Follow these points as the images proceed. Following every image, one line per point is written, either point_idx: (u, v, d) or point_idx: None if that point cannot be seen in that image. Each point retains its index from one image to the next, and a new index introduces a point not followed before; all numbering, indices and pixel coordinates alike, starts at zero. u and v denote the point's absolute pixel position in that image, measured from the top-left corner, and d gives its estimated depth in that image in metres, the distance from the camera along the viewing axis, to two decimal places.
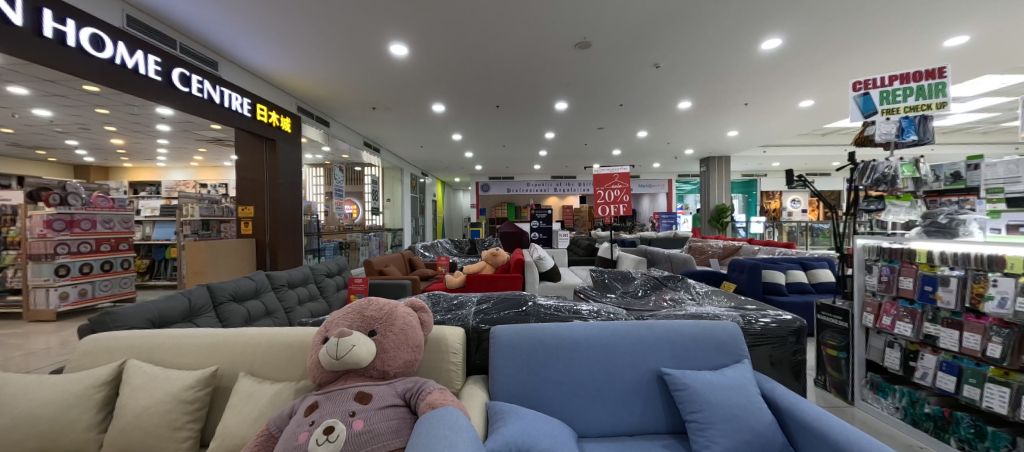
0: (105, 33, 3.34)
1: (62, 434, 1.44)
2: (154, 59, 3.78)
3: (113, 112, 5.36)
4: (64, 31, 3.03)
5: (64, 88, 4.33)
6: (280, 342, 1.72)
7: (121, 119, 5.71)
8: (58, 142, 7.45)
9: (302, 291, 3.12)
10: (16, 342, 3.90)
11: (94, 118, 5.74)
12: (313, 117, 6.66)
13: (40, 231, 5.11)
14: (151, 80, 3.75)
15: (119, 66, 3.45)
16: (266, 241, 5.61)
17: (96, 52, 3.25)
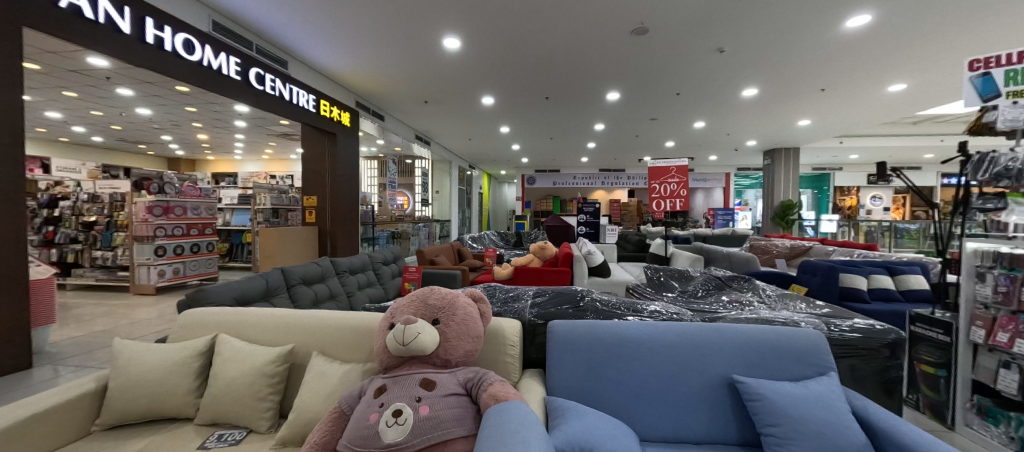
0: (195, 37, 3.69)
1: (166, 397, 1.62)
2: (234, 60, 4.11)
3: (200, 110, 5.96)
4: (162, 37, 3.38)
5: (160, 89, 4.87)
6: (350, 326, 1.81)
7: (206, 116, 6.34)
8: (155, 137, 8.43)
9: (361, 277, 3.28)
10: (123, 312, 4.49)
11: (183, 116, 6.41)
12: (370, 112, 6.99)
13: (143, 215, 5.75)
14: (232, 79, 4.09)
15: (206, 68, 3.81)
16: (327, 229, 5.99)
17: (188, 55, 3.61)
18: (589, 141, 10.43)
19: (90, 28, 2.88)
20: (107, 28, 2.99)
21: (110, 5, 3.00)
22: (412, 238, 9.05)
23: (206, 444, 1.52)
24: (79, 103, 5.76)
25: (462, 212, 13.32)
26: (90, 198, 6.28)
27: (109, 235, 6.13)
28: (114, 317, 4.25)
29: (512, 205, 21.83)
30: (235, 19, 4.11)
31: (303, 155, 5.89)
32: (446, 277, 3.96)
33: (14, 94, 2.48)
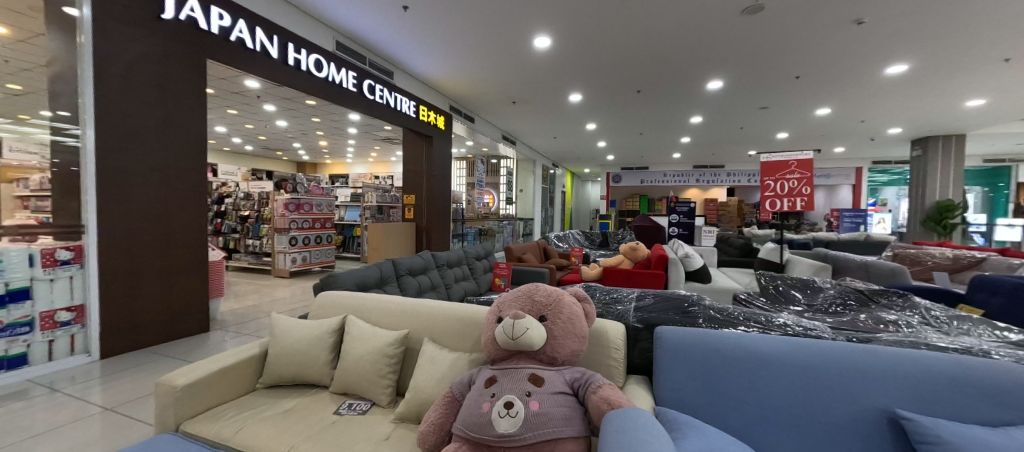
0: (323, 57, 4.28)
1: (310, 365, 1.87)
2: (352, 74, 4.68)
3: (323, 120, 6.93)
4: (299, 59, 3.99)
5: (295, 103, 5.78)
6: (457, 317, 1.92)
7: (327, 124, 7.36)
8: (289, 145, 10.05)
9: (458, 270, 3.47)
10: (269, 290, 5.44)
11: (311, 125, 7.52)
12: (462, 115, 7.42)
13: (281, 212, 6.84)
14: (349, 91, 4.66)
15: (331, 82, 4.40)
16: (423, 225, 6.50)
17: (317, 72, 4.21)
18: (683, 136, 9.69)
19: (250, 56, 3.51)
20: (261, 55, 3.62)
21: (264, 36, 3.63)
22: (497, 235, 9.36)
23: (340, 411, 1.71)
24: (239, 119, 7.13)
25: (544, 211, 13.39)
26: (245, 196, 7.72)
27: (258, 227, 7.41)
28: (263, 294, 5.16)
29: (593, 204, 21.34)
30: (354, 38, 4.67)
31: (404, 156, 6.45)
32: (537, 274, 4.02)
33: (199, 112, 3.13)
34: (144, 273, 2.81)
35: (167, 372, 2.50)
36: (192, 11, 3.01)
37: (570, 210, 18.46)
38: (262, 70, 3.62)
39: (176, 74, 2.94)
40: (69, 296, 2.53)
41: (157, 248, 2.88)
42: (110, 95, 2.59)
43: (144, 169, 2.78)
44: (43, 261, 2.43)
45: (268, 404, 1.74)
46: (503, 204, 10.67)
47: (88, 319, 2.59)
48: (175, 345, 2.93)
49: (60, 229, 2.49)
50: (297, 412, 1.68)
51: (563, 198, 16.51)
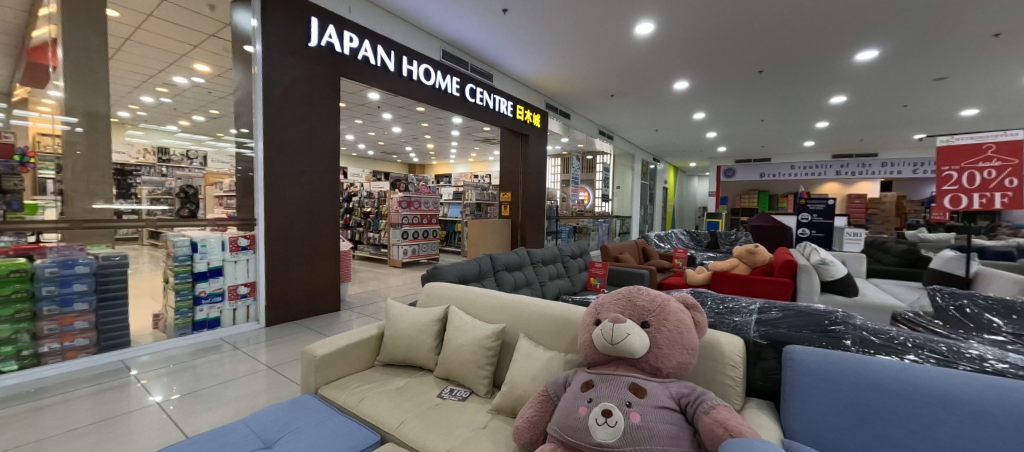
0: (432, 66, 4.68)
1: (416, 349, 2.02)
2: (456, 80, 5.04)
3: (431, 124, 7.61)
4: (411, 69, 4.41)
5: (408, 111, 6.48)
6: (550, 317, 1.90)
7: (434, 129, 8.08)
8: (403, 149, 11.36)
9: (552, 268, 3.43)
10: (386, 277, 6.23)
11: (420, 130, 8.34)
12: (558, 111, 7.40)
13: (395, 208, 7.69)
14: (453, 96, 5.01)
15: (437, 89, 4.79)
16: (518, 222, 6.70)
17: (426, 81, 4.62)
18: (819, 121, 8.14)
19: (373, 71, 4.00)
20: (383, 70, 4.12)
21: (385, 53, 4.11)
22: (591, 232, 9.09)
23: (443, 395, 1.83)
24: (365, 128, 8.30)
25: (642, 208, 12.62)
26: (368, 195, 8.94)
27: (378, 222, 8.50)
28: (381, 281, 5.93)
29: (700, 201, 19.35)
30: (458, 46, 5.00)
31: (502, 155, 6.69)
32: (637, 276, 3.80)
33: (334, 123, 3.68)
34: (295, 258, 3.44)
35: (310, 342, 3.02)
36: (330, 37, 3.56)
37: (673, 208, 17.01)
38: (383, 83, 4.10)
39: (318, 92, 3.52)
40: (244, 275, 3.19)
41: (303, 237, 3.49)
42: (274, 112, 3.22)
43: (296, 172, 3.40)
44: (227, 247, 3.07)
45: (384, 380, 1.94)
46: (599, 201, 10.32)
47: (256, 294, 3.24)
48: (316, 320, 3.51)
49: (237, 223, 3.15)
50: (406, 391, 1.83)
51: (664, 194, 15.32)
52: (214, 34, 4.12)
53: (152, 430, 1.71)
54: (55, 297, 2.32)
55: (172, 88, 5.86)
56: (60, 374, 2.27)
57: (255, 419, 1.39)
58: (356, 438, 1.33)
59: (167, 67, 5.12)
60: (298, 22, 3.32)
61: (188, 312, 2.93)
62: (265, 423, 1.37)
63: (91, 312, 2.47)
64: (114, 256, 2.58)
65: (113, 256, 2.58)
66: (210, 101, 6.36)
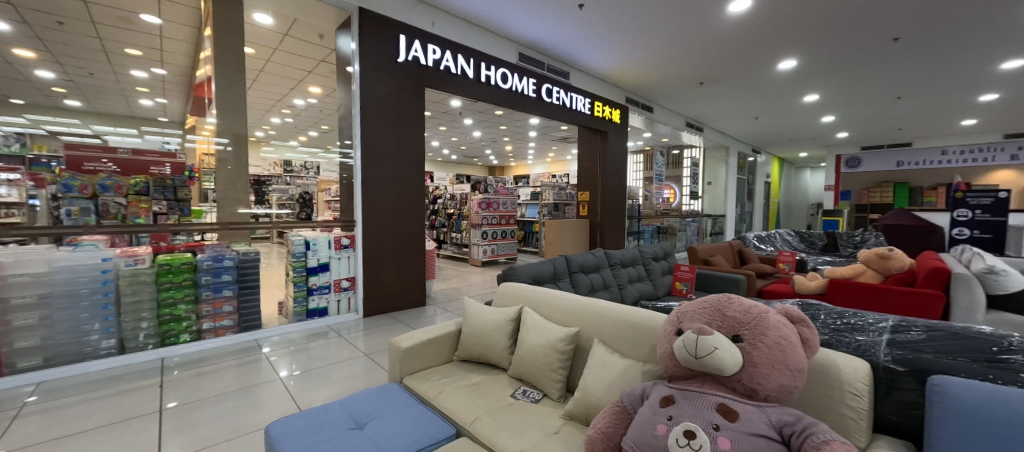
0: (509, 70, 4.76)
1: (491, 347, 2.05)
2: (533, 82, 5.06)
3: (509, 126, 7.79)
4: (489, 75, 4.55)
5: (488, 115, 6.76)
6: (626, 322, 1.77)
7: (512, 130, 8.28)
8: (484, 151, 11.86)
9: (631, 271, 3.06)
10: (467, 275, 6.57)
11: (499, 133, 8.61)
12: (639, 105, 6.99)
13: (475, 209, 7.88)
14: (530, 98, 5.05)
15: (514, 92, 4.87)
16: (596, 222, 6.50)
17: (503, 84, 4.71)
18: (993, 92, 6.35)
19: (454, 79, 4.22)
20: (463, 78, 4.31)
21: (464, 62, 4.30)
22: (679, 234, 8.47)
23: (516, 395, 1.83)
24: (449, 134, 8.86)
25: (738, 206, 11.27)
26: (451, 197, 9.49)
27: (460, 223, 8.96)
28: (463, 278, 6.26)
29: (816, 196, 16.57)
30: (535, 47, 5.03)
31: (580, 154, 6.55)
32: (732, 282, 3.36)
33: (419, 130, 3.97)
34: (387, 255, 3.80)
35: (400, 333, 3.31)
36: (416, 51, 3.85)
37: (779, 205, 14.86)
38: (463, 89, 4.30)
39: (406, 103, 3.84)
40: (346, 270, 3.61)
41: (393, 236, 3.84)
42: (369, 124, 3.59)
43: (388, 177, 3.75)
44: (333, 246, 3.52)
45: (461, 375, 2.01)
46: (687, 199, 9.45)
47: (355, 287, 3.65)
48: (405, 313, 3.84)
49: (341, 224, 3.59)
50: (480, 388, 1.88)
51: (767, 190, 13.46)
52: (322, 59, 4.79)
53: (276, 401, 2.03)
54: (210, 285, 2.90)
55: (294, 109, 6.92)
56: (222, 346, 2.86)
57: (350, 402, 1.55)
58: (432, 430, 1.39)
59: (290, 92, 6.06)
60: (389, 42, 3.66)
61: (303, 301, 3.42)
62: (357, 406, 1.52)
63: (234, 298, 3.02)
64: (249, 253, 3.12)
65: (248, 252, 3.13)
66: (321, 118, 7.37)
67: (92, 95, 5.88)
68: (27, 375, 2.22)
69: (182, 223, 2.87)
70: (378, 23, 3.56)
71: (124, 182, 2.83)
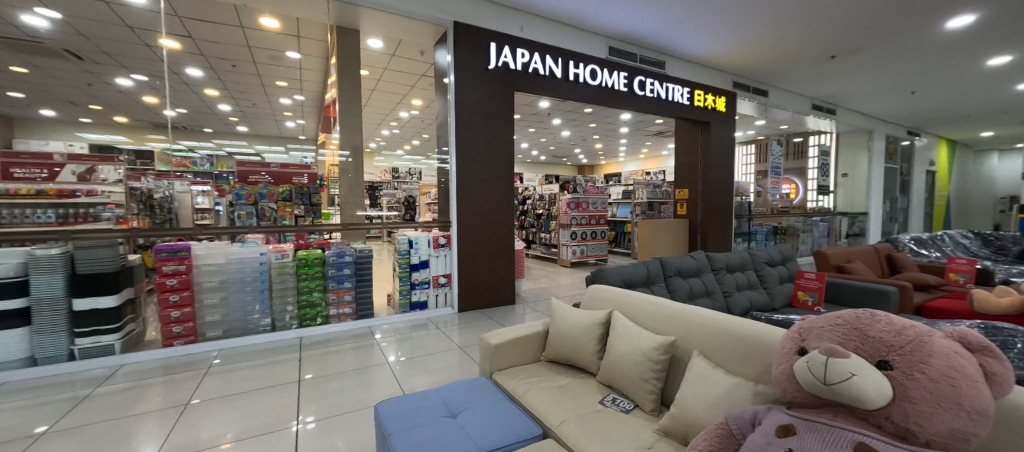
0: (598, 65, 4.63)
1: (576, 350, 1.83)
2: (623, 75, 4.85)
3: (598, 123, 7.60)
4: (577, 72, 4.48)
5: (576, 114, 6.71)
6: (728, 331, 1.45)
7: (602, 128, 8.07)
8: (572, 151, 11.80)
9: (741, 277, 2.67)
10: (555, 276, 6.55)
11: (588, 131, 8.46)
12: (750, 91, 6.24)
13: (565, 210, 7.64)
14: (620, 92, 4.85)
15: (604, 87, 4.71)
16: (697, 222, 5.96)
17: (592, 81, 4.60)
18: None
19: (542, 80, 4.24)
20: (550, 78, 4.31)
21: (552, 62, 4.30)
22: (803, 235, 7.48)
23: (605, 402, 1.58)
24: (538, 135, 9.03)
25: (886, 203, 9.21)
26: (540, 198, 9.26)
27: (549, 223, 8.72)
28: (551, 279, 6.25)
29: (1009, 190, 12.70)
30: (626, 39, 4.82)
31: (676, 149, 6.15)
32: (877, 292, 2.75)
33: (509, 132, 4.08)
34: (476, 253, 3.98)
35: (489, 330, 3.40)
36: (506, 56, 3.97)
37: (948, 199, 11.72)
38: (550, 89, 4.30)
39: (496, 107, 3.99)
40: (442, 268, 3.89)
41: (485, 235, 4.02)
42: (464, 129, 3.82)
43: (480, 179, 3.95)
44: (431, 245, 3.82)
45: (547, 376, 1.83)
46: (814, 193, 7.96)
47: (451, 283, 3.92)
48: (496, 310, 3.98)
49: (439, 224, 3.87)
50: (567, 391, 1.68)
51: (929, 181, 10.76)
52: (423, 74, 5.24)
53: (385, 383, 2.27)
54: (334, 277, 3.35)
55: (400, 121, 7.73)
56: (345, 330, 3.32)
57: (444, 391, 1.64)
58: (520, 427, 1.37)
59: (396, 106, 6.78)
60: (480, 50, 3.84)
61: (406, 294, 3.78)
62: (450, 395, 1.60)
63: (352, 289, 3.45)
64: (364, 250, 3.53)
65: (364, 249, 3.53)
66: (422, 128, 8.11)
67: (254, 121, 7.36)
68: (212, 342, 2.87)
69: (315, 224, 3.33)
70: (471, 33, 3.77)
71: (275, 190, 3.41)
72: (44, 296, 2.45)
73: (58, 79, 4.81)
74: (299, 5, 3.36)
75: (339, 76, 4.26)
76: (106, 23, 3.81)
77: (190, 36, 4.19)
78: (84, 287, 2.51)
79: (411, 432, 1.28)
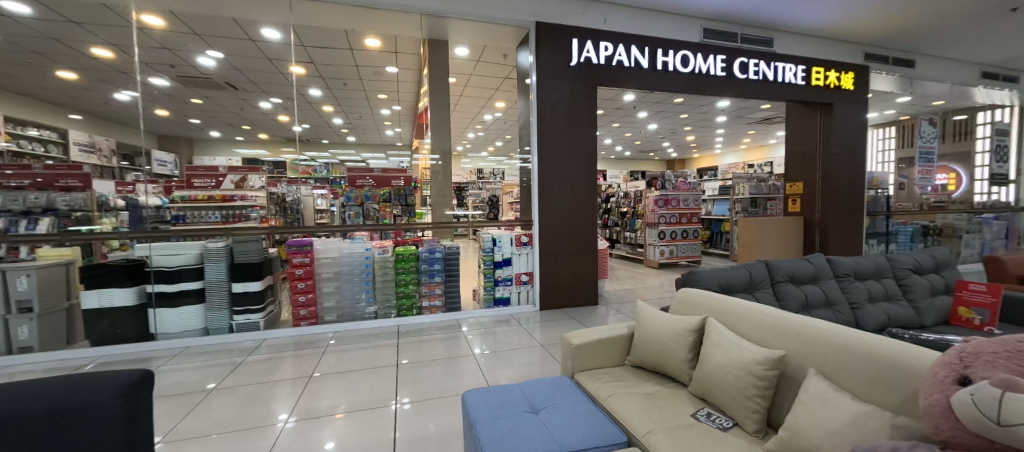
0: (690, 50, 4.26)
1: (666, 359, 1.69)
2: (721, 58, 4.39)
3: (690, 113, 7.02)
4: (667, 60, 4.17)
5: (665, 105, 6.30)
6: (852, 348, 1.16)
7: (694, 118, 7.44)
8: (659, 145, 11.11)
9: (875, 287, 2.22)
10: (640, 277, 6.22)
11: (678, 122, 7.88)
12: (888, 62, 5.19)
13: (652, 207, 7.21)
14: (717, 77, 4.40)
15: (697, 74, 4.33)
16: (815, 220, 5.16)
17: (683, 68, 4.24)
18: None
19: (626, 72, 4.05)
20: (636, 69, 4.09)
21: (638, 51, 4.07)
22: (967, 237, 6.04)
23: (699, 417, 1.40)
24: (621, 130, 8.70)
25: None
26: (625, 195, 8.72)
27: (634, 222, 8.19)
28: (636, 280, 5.94)
29: None
30: (724, 18, 4.36)
31: (787, 137, 5.42)
32: None
33: (591, 129, 3.99)
34: (555, 251, 3.96)
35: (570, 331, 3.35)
36: (588, 52, 3.89)
37: None
38: (636, 81, 4.08)
39: (578, 104, 3.93)
40: (525, 266, 3.96)
41: (567, 234, 4.00)
42: (546, 129, 3.84)
43: (562, 178, 3.94)
44: (514, 243, 3.91)
45: (633, 382, 1.73)
46: (985, 183, 6.27)
47: (533, 281, 3.98)
48: (579, 311, 3.92)
49: (521, 223, 3.96)
50: (656, 400, 1.54)
51: None
52: (506, 76, 5.38)
53: (471, 374, 2.40)
54: (427, 271, 3.64)
55: (484, 124, 8.08)
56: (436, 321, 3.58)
57: (527, 388, 1.65)
58: (603, 432, 1.30)
59: (481, 109, 7.10)
60: (562, 47, 3.82)
61: (491, 290, 3.94)
62: (533, 392, 1.60)
63: (442, 283, 3.71)
64: (452, 248, 3.76)
65: (452, 246, 3.78)
66: (504, 129, 8.38)
67: (361, 131, 8.36)
68: (329, 325, 3.31)
69: (410, 223, 3.64)
70: (553, 31, 3.78)
71: (377, 192, 3.85)
72: (215, 280, 3.11)
73: (221, 106, 6.06)
74: (396, 24, 3.72)
75: (433, 86, 4.59)
76: (253, 57, 4.66)
77: (313, 62, 4.92)
78: (239, 273, 3.14)
79: (497, 423, 1.32)
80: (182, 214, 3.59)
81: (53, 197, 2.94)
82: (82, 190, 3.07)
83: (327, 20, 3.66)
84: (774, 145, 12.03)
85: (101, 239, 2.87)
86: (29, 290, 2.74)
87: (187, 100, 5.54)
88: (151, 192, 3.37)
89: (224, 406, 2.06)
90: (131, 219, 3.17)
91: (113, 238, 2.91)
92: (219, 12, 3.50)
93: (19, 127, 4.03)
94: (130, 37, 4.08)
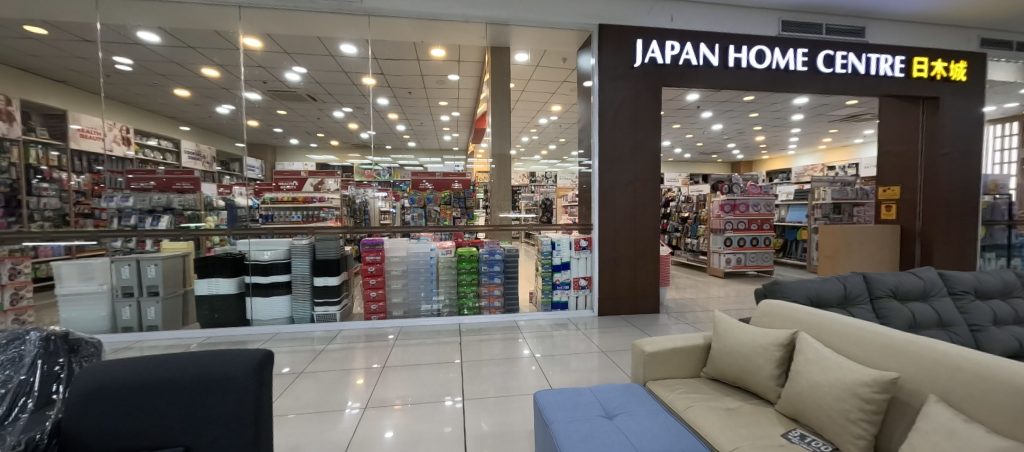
0: (766, 45, 3.98)
1: (749, 374, 1.58)
2: (803, 52, 4.05)
3: (760, 112, 6.56)
4: (740, 57, 3.93)
5: (733, 104, 5.93)
6: (987, 376, 1.01)
7: (766, 117, 6.92)
8: (722, 146, 10.47)
9: (1003, 307, 1.92)
10: (704, 286, 5.90)
11: (747, 122, 7.38)
12: (1012, 48, 4.49)
13: (717, 212, 6.79)
14: (798, 72, 4.06)
15: (774, 70, 4.03)
16: (916, 230, 4.57)
17: (758, 64, 3.97)
18: None
19: (694, 71, 3.88)
20: (705, 67, 3.89)
21: (707, 49, 3.88)
22: None
23: (791, 437, 1.29)
24: (682, 131, 8.33)
25: None
26: (685, 199, 8.32)
27: (696, 227, 7.76)
28: (699, 289, 5.63)
29: None
30: (805, 8, 4.02)
31: (880, 135, 4.86)
32: None
33: (655, 131, 3.86)
34: (613, 256, 3.88)
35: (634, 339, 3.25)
36: (653, 52, 3.77)
37: None
38: (705, 80, 3.89)
39: (642, 105, 3.82)
40: (583, 270, 3.92)
41: (628, 239, 3.90)
42: (608, 132, 3.79)
43: (624, 182, 3.85)
44: (573, 247, 3.88)
45: (712, 395, 1.64)
46: None
47: (592, 286, 3.92)
48: (641, 319, 3.80)
49: (579, 227, 3.92)
50: (740, 416, 1.45)
51: None
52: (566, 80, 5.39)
53: (534, 376, 2.41)
54: (486, 273, 3.73)
55: (540, 127, 8.13)
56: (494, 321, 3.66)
57: (599, 392, 1.64)
58: (684, 443, 1.25)
59: (538, 112, 7.15)
60: (626, 48, 3.75)
61: (549, 293, 3.94)
62: (606, 396, 1.58)
63: (500, 285, 3.77)
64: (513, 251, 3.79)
65: (511, 249, 3.82)
66: (559, 133, 8.38)
67: (422, 137, 8.77)
68: (396, 320, 3.51)
69: (468, 225, 3.77)
70: (616, 33, 3.72)
71: (439, 195, 4.01)
72: (300, 273, 3.43)
73: (303, 117, 6.69)
74: (465, 34, 3.88)
75: (495, 92, 4.71)
76: (334, 71, 5.10)
77: (385, 74, 5.28)
78: (320, 269, 3.42)
79: (572, 425, 1.32)
80: (269, 214, 3.84)
81: (171, 198, 3.47)
82: (192, 191, 3.55)
83: (402, 34, 3.90)
84: (860, 145, 10.82)
85: (206, 235, 3.23)
86: (156, 277, 3.23)
87: (274, 111, 6.18)
88: (245, 195, 3.81)
89: (309, 389, 2.26)
90: (228, 217, 3.77)
91: (215, 235, 3.26)
92: (308, 32, 3.86)
93: (144, 138, 4.90)
94: (235, 58, 4.64)
